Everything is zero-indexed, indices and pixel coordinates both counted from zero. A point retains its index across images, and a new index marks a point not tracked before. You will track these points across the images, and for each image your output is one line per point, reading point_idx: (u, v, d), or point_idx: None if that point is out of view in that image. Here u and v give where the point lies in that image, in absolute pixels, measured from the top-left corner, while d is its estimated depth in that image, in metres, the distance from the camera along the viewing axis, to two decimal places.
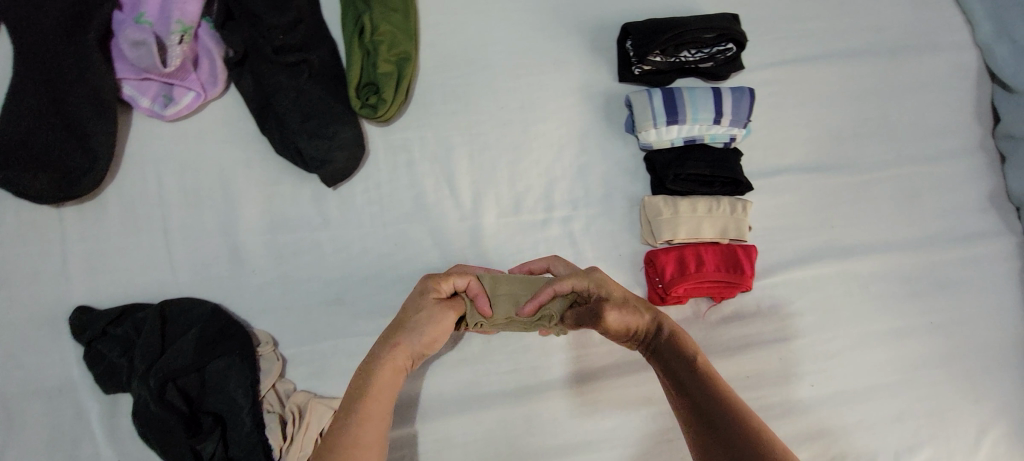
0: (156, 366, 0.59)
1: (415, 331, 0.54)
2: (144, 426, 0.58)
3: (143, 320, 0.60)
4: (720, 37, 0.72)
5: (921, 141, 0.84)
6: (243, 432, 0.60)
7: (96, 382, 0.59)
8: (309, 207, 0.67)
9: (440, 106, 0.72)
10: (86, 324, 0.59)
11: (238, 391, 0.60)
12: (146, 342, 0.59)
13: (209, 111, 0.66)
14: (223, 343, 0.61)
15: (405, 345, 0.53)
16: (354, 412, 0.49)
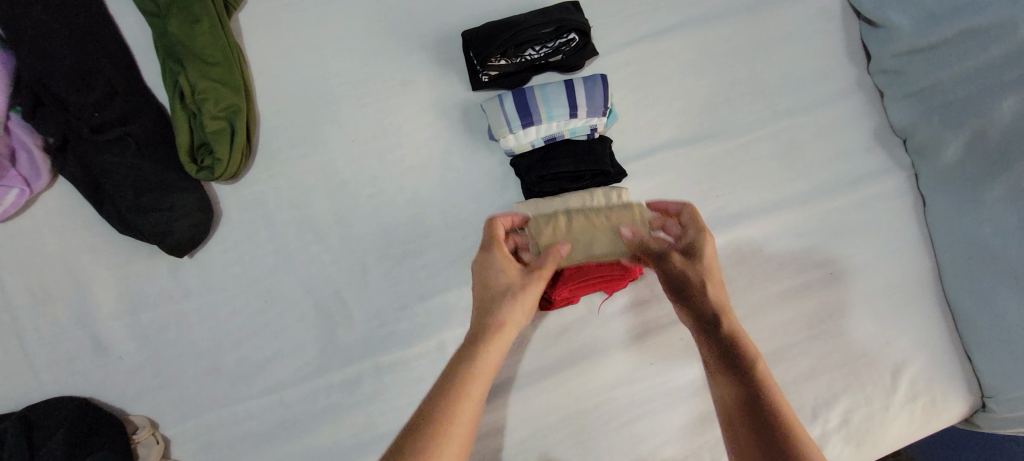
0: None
1: (511, 297, 0.61)
2: None
3: (4, 432, 0.58)
4: (559, 29, 0.70)
5: (795, 92, 0.82)
6: None
7: None
8: (167, 281, 0.65)
9: (289, 152, 0.70)
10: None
11: None
12: (9, 455, 0.57)
13: (43, 204, 0.64)
14: (94, 439, 0.60)
15: (511, 315, 0.61)
16: (467, 393, 0.55)
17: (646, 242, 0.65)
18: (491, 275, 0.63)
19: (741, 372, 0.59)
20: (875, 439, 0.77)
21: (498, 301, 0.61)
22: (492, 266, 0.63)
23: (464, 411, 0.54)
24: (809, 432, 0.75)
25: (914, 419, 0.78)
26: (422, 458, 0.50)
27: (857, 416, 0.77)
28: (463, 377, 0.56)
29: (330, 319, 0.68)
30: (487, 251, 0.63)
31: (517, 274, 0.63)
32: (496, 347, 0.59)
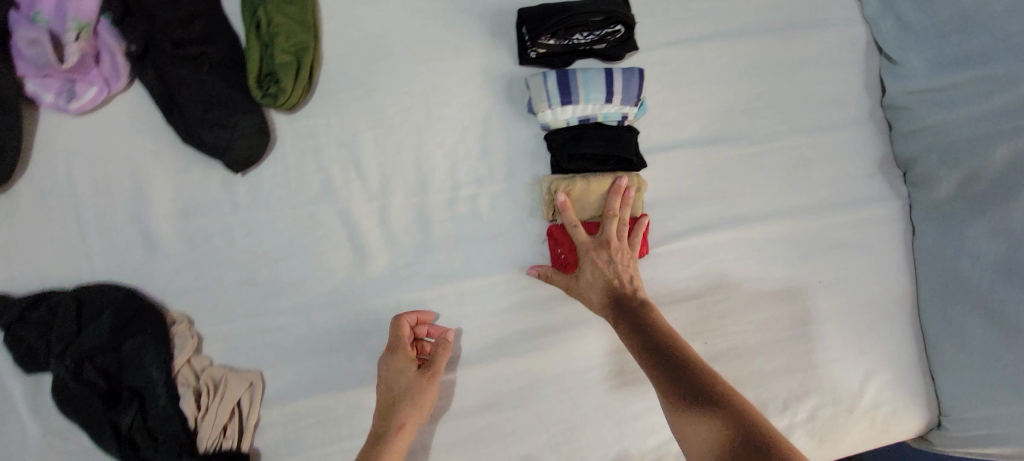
0: (72, 346, 0.63)
1: (411, 401, 0.66)
2: (66, 401, 0.63)
3: (58, 304, 0.64)
4: (608, 20, 0.75)
5: (812, 113, 0.89)
6: (158, 404, 0.64)
7: (17, 362, 0.63)
8: (219, 193, 0.71)
9: (344, 93, 0.75)
10: (3, 310, 0.63)
11: (152, 366, 0.64)
12: (62, 325, 0.63)
13: (115, 105, 0.69)
14: (138, 323, 0.65)
15: (414, 407, 0.66)
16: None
17: (612, 208, 0.74)
18: (391, 379, 0.67)
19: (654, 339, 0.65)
20: (835, 437, 0.84)
21: (406, 396, 0.67)
22: (392, 366, 0.68)
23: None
24: (777, 422, 0.82)
25: (874, 425, 0.86)
26: None
27: (822, 414, 0.84)
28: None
29: (361, 252, 0.74)
30: (390, 357, 0.69)
31: (412, 372, 0.68)
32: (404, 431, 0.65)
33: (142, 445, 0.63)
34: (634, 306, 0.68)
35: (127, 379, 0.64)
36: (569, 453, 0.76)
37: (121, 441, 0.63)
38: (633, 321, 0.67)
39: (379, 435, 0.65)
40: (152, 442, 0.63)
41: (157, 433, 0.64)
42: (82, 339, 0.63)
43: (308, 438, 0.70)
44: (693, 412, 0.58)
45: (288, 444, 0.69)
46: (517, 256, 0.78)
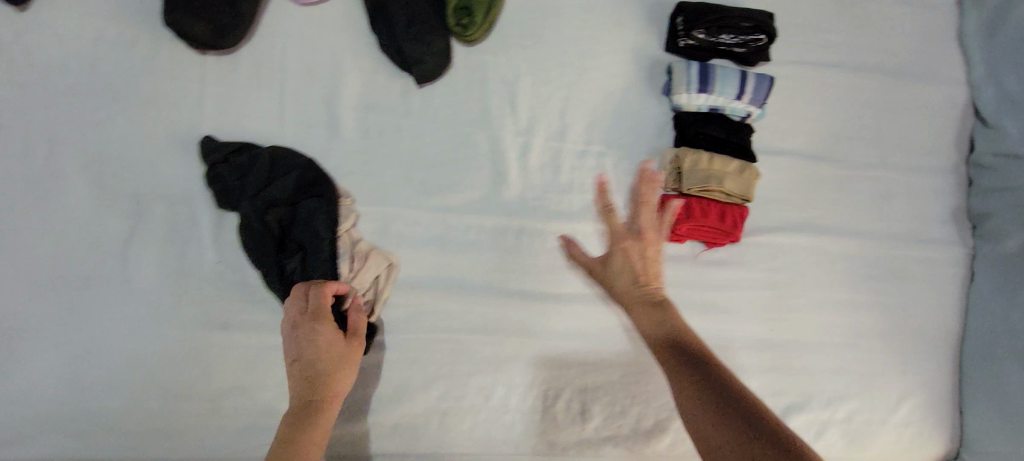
0: (262, 192, 0.74)
1: (340, 367, 0.67)
2: (246, 237, 0.73)
3: (256, 157, 0.75)
4: (754, 28, 0.86)
5: (905, 154, 0.98)
6: (318, 259, 0.74)
7: (214, 197, 0.75)
8: (397, 98, 0.81)
9: (515, 39, 0.86)
10: (214, 150, 0.74)
11: (320, 226, 0.74)
12: (257, 174, 0.74)
13: (333, 4, 0.80)
14: (315, 188, 0.75)
15: (344, 377, 0.67)
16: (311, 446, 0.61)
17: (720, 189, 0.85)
18: (315, 349, 0.66)
19: (710, 382, 0.62)
20: (866, 442, 0.93)
21: (334, 366, 0.67)
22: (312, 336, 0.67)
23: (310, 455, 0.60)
24: (818, 414, 0.91)
25: (900, 440, 0.94)
26: None
27: (858, 418, 0.93)
28: (304, 435, 0.61)
29: (500, 177, 0.84)
30: (311, 328, 0.68)
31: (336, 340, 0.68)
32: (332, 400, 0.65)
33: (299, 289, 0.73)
34: (689, 346, 0.67)
35: (297, 232, 0.75)
36: (636, 393, 0.85)
37: (284, 282, 0.73)
38: (684, 359, 0.66)
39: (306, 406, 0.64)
40: (307, 289, 0.73)
41: (312, 282, 0.73)
42: (271, 189, 0.74)
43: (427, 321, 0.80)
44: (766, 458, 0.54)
45: (409, 323, 0.80)
46: (627, 214, 0.88)
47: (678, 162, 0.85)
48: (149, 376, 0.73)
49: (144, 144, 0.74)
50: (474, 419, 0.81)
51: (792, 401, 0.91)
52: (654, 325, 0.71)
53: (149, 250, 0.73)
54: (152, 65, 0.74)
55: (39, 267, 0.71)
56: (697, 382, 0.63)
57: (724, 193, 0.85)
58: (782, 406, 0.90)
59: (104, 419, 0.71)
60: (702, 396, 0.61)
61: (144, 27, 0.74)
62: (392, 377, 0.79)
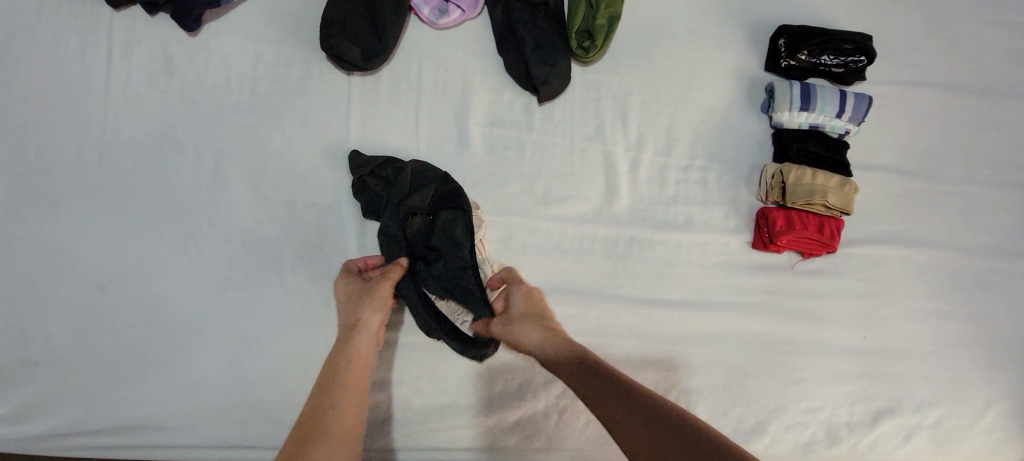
0: (400, 214, 0.78)
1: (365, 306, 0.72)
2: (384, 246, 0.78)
3: (398, 170, 0.80)
4: (856, 50, 0.90)
5: (992, 169, 1.02)
6: (460, 264, 0.80)
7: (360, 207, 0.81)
8: (520, 115, 0.87)
9: (628, 60, 0.91)
10: (362, 164, 0.79)
11: (461, 235, 0.80)
12: (399, 188, 0.79)
13: (464, 27, 0.86)
14: (453, 198, 0.80)
15: (367, 314, 0.72)
16: (341, 387, 0.65)
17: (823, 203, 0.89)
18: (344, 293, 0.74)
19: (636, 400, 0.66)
20: (953, 446, 0.97)
21: (359, 306, 0.72)
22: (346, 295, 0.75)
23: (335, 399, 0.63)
24: (907, 419, 0.95)
25: (986, 446, 0.97)
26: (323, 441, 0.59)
27: (947, 423, 0.96)
28: (337, 377, 0.66)
29: (613, 189, 0.89)
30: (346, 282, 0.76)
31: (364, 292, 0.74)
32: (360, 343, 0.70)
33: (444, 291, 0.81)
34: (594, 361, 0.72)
35: (439, 240, 0.81)
36: (738, 394, 0.90)
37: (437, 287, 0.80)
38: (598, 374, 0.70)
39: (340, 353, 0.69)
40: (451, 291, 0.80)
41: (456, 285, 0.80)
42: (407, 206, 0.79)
43: None
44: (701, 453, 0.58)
45: None
46: (728, 225, 0.93)
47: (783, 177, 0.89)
48: (301, 371, 0.79)
49: (298, 157, 0.80)
50: (588, 417, 0.86)
51: (882, 406, 0.95)
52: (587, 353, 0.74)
53: (301, 255, 0.80)
54: (305, 85, 0.81)
55: (206, 269, 0.78)
56: (617, 401, 0.66)
57: (824, 207, 0.90)
58: (873, 410, 0.95)
59: (263, 407, 0.78)
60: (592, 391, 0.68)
61: (299, 50, 0.81)
62: (515, 376, 0.85)
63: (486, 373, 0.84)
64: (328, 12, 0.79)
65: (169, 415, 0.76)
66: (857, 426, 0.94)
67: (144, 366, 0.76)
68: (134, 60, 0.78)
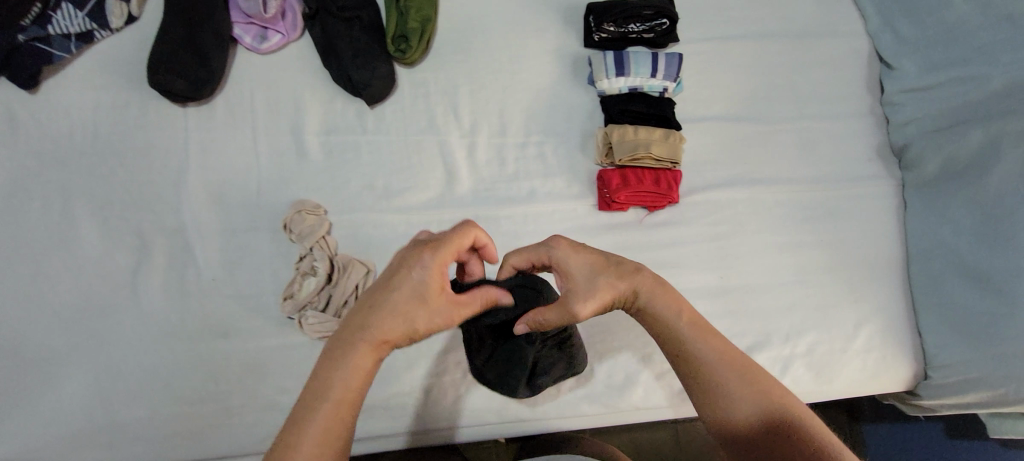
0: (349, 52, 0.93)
1: (414, 312, 0.58)
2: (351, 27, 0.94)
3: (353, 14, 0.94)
4: (657, 14, 0.98)
5: (821, 104, 1.08)
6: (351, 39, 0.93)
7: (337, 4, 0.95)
8: (353, 119, 0.94)
9: (450, 56, 0.99)
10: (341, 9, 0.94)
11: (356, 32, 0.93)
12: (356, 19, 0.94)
13: (289, 49, 0.94)
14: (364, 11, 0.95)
15: (410, 324, 0.58)
16: (318, 429, 0.52)
17: (651, 155, 0.95)
18: (405, 278, 0.59)
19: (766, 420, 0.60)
20: (832, 373, 0.97)
21: (398, 320, 0.58)
22: (410, 294, 0.59)
23: (308, 443, 0.52)
24: (779, 350, 0.97)
25: (867, 366, 0.97)
26: None
27: (820, 349, 0.97)
28: (318, 410, 0.53)
29: (453, 174, 0.95)
30: (417, 260, 0.60)
31: (427, 303, 0.59)
32: (369, 360, 0.57)
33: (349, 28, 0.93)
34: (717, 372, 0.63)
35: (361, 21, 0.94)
36: (603, 350, 0.93)
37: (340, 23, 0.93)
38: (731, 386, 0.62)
39: (336, 366, 0.55)
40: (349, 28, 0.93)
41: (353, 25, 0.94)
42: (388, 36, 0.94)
43: None
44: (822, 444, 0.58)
45: None
46: (572, 192, 0.98)
47: (610, 142, 0.96)
48: (160, 386, 0.82)
49: (143, 187, 0.87)
50: (457, 393, 0.89)
51: (751, 342, 0.96)
52: (659, 288, 0.66)
53: (153, 277, 0.85)
54: (145, 122, 0.89)
55: (62, 302, 0.83)
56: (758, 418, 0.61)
57: (654, 160, 0.96)
58: (744, 348, 0.96)
59: (125, 427, 0.80)
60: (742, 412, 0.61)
61: (136, 92, 0.89)
62: None
63: None
64: (154, 54, 0.87)
65: (29, 450, 0.78)
66: None
67: (4, 403, 0.80)
68: None
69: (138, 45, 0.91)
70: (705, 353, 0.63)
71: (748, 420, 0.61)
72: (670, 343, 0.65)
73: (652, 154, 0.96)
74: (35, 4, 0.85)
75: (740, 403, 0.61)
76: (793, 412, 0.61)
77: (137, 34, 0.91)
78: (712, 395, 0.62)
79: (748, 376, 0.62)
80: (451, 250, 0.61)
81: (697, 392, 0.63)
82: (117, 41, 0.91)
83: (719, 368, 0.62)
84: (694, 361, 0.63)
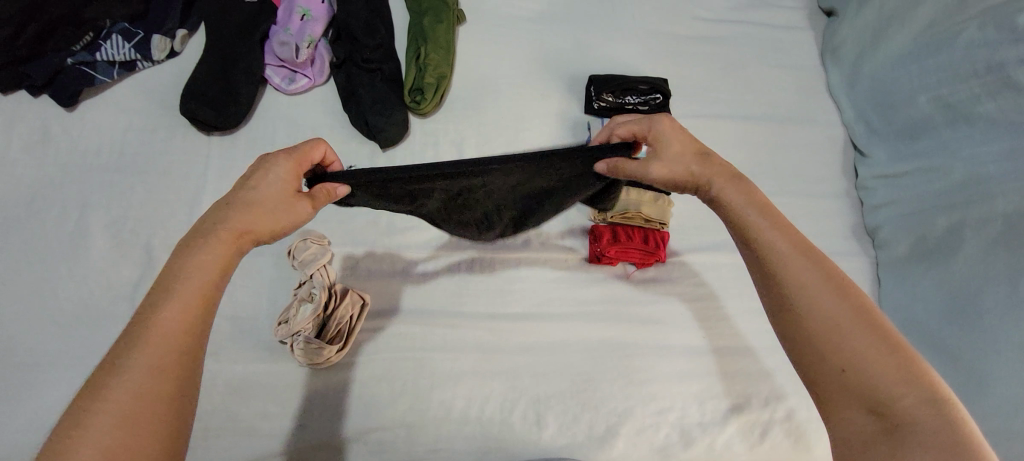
0: (366, 98, 0.99)
1: (273, 204, 0.64)
2: (373, 77, 1.02)
3: (376, 65, 1.02)
4: (652, 89, 1.09)
5: (802, 182, 1.16)
6: (371, 87, 1.00)
7: (359, 54, 1.02)
8: (366, 160, 0.99)
9: (460, 110, 1.07)
10: (364, 59, 1.02)
11: (378, 82, 1.01)
12: (377, 70, 1.02)
13: (314, 92, 1.02)
14: (388, 64, 1.04)
15: (267, 215, 0.63)
16: (168, 310, 0.55)
17: (641, 215, 1.02)
18: (262, 176, 0.64)
19: (853, 326, 0.56)
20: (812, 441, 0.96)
21: (253, 209, 0.62)
22: (269, 189, 0.64)
23: (163, 328, 0.54)
24: (758, 415, 0.96)
25: None
26: (133, 363, 0.52)
27: (799, 416, 0.96)
28: (168, 296, 0.55)
29: None
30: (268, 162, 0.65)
31: (288, 199, 0.64)
32: (227, 249, 0.60)
33: (371, 77, 1.02)
34: (799, 277, 0.60)
35: (382, 72, 1.03)
36: (585, 400, 0.93)
37: (364, 73, 1.02)
38: (823, 284, 0.59)
39: (190, 252, 0.58)
40: (371, 78, 1.01)
41: (375, 76, 1.02)
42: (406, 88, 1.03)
43: (394, 345, 0.93)
44: (897, 375, 0.54)
45: (376, 345, 0.93)
46: (566, 244, 1.04)
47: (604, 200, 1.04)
48: None
49: (158, 204, 0.91)
50: (437, 431, 0.88)
51: (731, 403, 0.96)
52: (779, 231, 0.63)
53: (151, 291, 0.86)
54: (170, 145, 0.95)
55: (57, 308, 0.84)
56: (841, 328, 0.56)
57: (643, 220, 1.03)
58: (723, 409, 0.96)
59: None
60: (816, 317, 0.58)
61: (167, 118, 0.96)
62: (361, 394, 0.89)
63: (332, 394, 0.89)
64: (190, 86, 0.95)
65: None
66: (710, 425, 0.94)
67: None
68: (18, 132, 0.92)
69: (177, 77, 0.99)
70: (827, 301, 0.58)
71: (868, 371, 0.54)
72: (782, 291, 0.60)
73: (642, 215, 1.03)
74: (88, 33, 0.96)
75: (865, 357, 0.55)
76: (915, 360, 0.55)
77: (178, 68, 1.00)
78: (826, 345, 0.57)
79: (877, 330, 0.56)
80: (291, 164, 0.66)
81: (809, 342, 0.57)
82: (157, 71, 0.99)
83: (859, 328, 0.56)
84: (813, 311, 0.58)
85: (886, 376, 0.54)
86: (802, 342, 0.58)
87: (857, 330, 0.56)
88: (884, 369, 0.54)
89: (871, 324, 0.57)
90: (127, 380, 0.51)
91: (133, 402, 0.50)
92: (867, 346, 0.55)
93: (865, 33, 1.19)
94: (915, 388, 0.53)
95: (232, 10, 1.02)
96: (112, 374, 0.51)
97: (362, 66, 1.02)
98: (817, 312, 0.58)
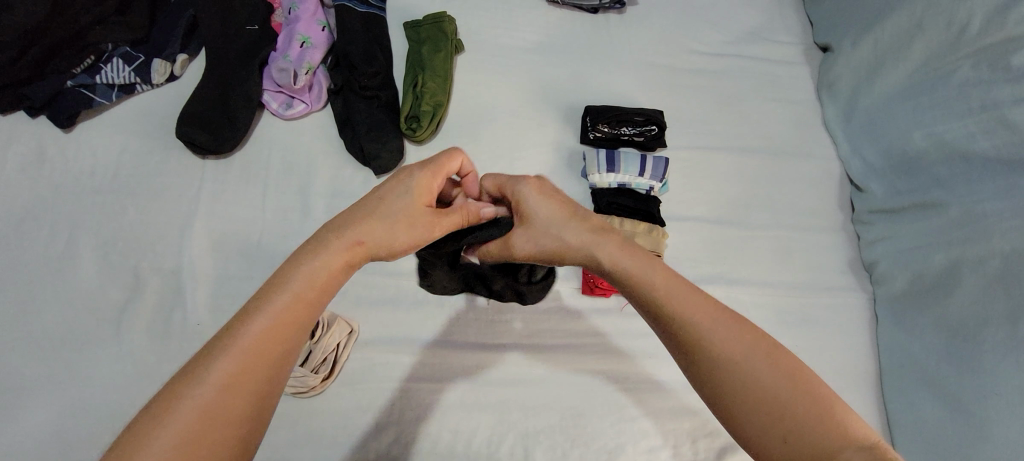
0: (361, 124, 0.99)
1: (412, 228, 0.61)
2: (369, 103, 1.02)
3: (373, 92, 1.03)
4: (647, 121, 1.10)
5: (797, 216, 1.15)
6: (367, 113, 1.01)
7: (356, 81, 1.03)
8: (360, 187, 0.99)
9: (455, 138, 1.07)
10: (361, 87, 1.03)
11: (375, 109, 1.02)
12: (374, 96, 1.03)
13: (311, 118, 1.03)
14: (385, 91, 1.05)
15: (397, 237, 0.60)
16: (263, 325, 0.51)
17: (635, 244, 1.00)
18: (409, 195, 0.62)
19: (770, 376, 0.54)
20: None
21: (365, 223, 0.59)
22: (395, 203, 0.61)
23: (258, 334, 0.50)
24: None
25: None
26: (215, 377, 0.48)
27: None
28: (267, 305, 0.52)
29: None
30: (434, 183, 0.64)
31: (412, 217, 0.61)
32: (339, 259, 0.57)
33: (367, 104, 1.02)
34: (709, 335, 0.56)
35: (380, 99, 1.03)
36: (575, 435, 0.91)
37: (359, 100, 1.02)
38: (731, 336, 0.56)
39: (302, 260, 0.55)
40: (367, 104, 1.02)
41: (372, 103, 1.03)
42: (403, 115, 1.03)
43: (380, 374, 0.91)
44: (827, 429, 0.51)
45: (363, 374, 0.91)
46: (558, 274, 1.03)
47: None
48: (115, 430, 0.77)
49: (149, 227, 0.91)
50: None
51: (726, 441, 0.94)
52: (678, 285, 0.60)
53: (137, 316, 0.85)
54: (164, 168, 0.95)
55: (40, 330, 0.83)
56: (761, 385, 0.53)
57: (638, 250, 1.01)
58: (717, 447, 0.93)
59: None
60: (733, 376, 0.54)
61: (164, 141, 0.97)
62: (345, 425, 0.87)
63: (316, 424, 0.87)
64: (187, 110, 0.96)
65: None
66: None
67: None
68: (12, 152, 0.93)
69: (175, 101, 1.00)
70: (751, 365, 0.54)
71: (799, 433, 0.51)
72: (705, 360, 0.56)
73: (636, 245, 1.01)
74: (89, 56, 0.97)
75: (791, 416, 0.52)
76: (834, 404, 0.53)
77: (177, 91, 1.01)
78: (754, 408, 0.53)
79: (791, 378, 0.54)
80: (422, 181, 0.63)
81: (739, 408, 0.54)
82: (157, 95, 1.00)
83: (772, 379, 0.54)
84: (737, 376, 0.54)
85: (818, 431, 0.51)
86: (733, 409, 0.54)
87: (774, 381, 0.54)
88: (812, 420, 0.52)
89: (785, 369, 0.54)
90: (200, 400, 0.47)
91: (198, 424, 0.46)
92: (789, 401, 0.53)
93: (861, 69, 1.20)
94: (840, 435, 0.51)
95: (234, 36, 1.04)
96: (194, 384, 0.47)
97: (359, 92, 1.02)
98: (734, 371, 0.55)
